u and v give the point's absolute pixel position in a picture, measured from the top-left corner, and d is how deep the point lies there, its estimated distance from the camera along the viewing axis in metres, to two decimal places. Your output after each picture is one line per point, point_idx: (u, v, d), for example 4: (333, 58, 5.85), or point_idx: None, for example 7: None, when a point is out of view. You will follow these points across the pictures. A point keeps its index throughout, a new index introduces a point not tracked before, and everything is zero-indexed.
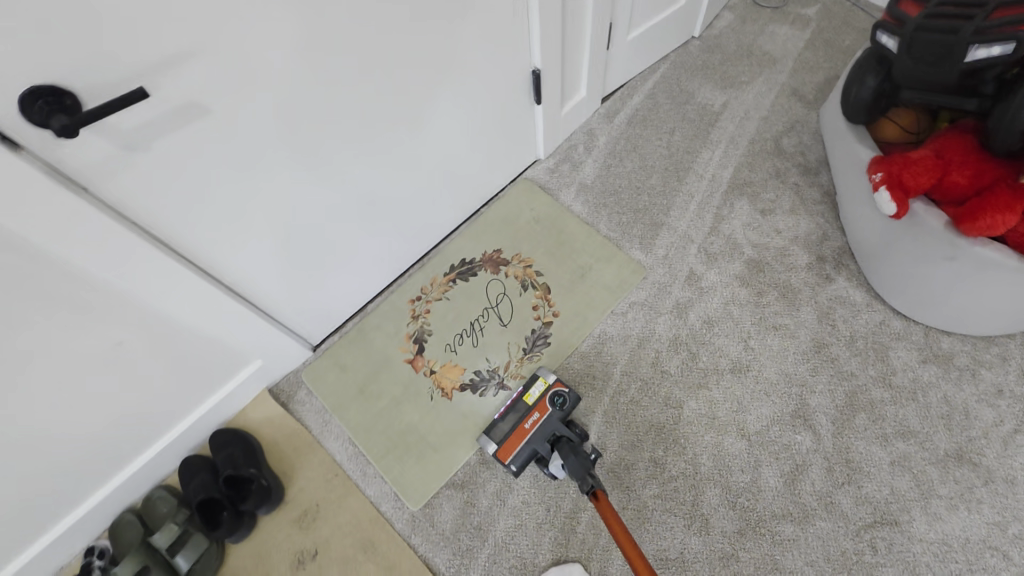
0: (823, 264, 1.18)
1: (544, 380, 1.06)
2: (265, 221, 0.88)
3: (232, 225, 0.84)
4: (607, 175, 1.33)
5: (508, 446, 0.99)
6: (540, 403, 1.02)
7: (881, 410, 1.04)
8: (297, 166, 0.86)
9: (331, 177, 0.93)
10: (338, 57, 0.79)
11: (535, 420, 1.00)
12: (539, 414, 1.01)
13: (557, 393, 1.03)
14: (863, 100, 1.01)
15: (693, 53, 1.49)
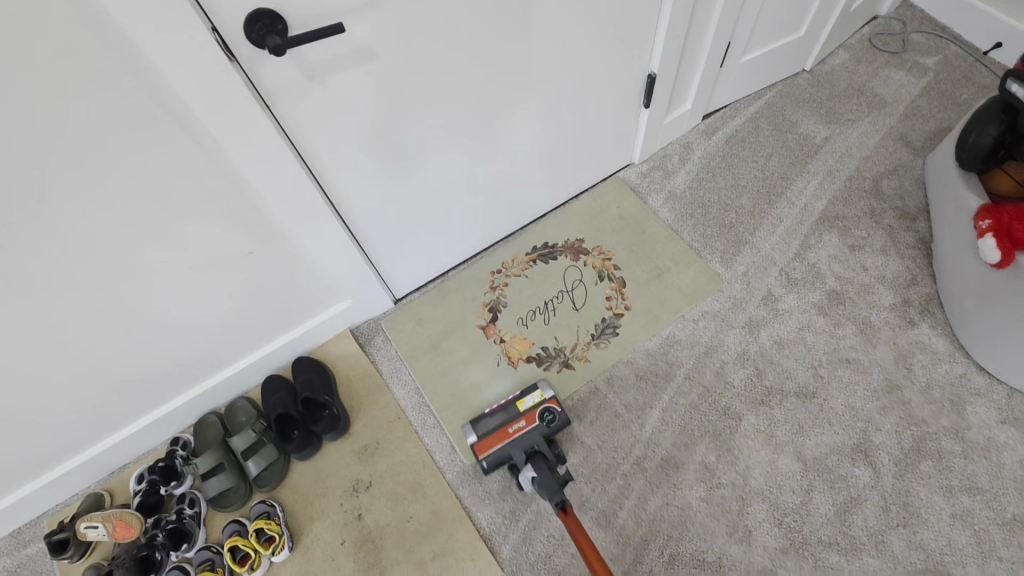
0: (907, 308, 1.17)
1: (540, 392, 1.07)
2: (390, 169, 0.97)
3: (365, 169, 0.93)
4: (697, 187, 1.36)
5: (488, 442, 1.00)
6: (528, 411, 1.04)
7: (948, 462, 1.02)
8: (429, 124, 0.94)
9: (454, 140, 1.01)
10: (490, 30, 0.87)
11: (519, 429, 1.01)
12: (525, 423, 1.02)
13: (547, 405, 1.03)
14: (981, 148, 1.01)
15: (801, 85, 1.50)
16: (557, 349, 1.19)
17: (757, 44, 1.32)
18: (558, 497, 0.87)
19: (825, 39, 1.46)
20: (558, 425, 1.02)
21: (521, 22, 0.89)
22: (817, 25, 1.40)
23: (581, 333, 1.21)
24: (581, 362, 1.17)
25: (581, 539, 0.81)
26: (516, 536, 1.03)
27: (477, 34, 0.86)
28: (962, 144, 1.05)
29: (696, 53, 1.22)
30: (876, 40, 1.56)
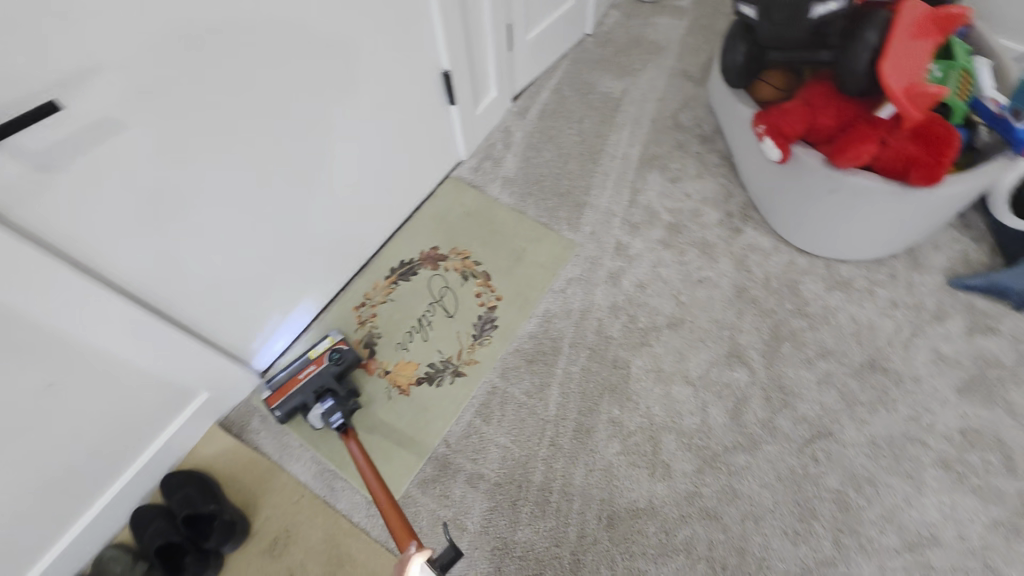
0: (731, 219, 1.30)
1: (330, 338, 1.14)
2: (195, 242, 0.87)
3: (163, 249, 0.83)
4: (528, 166, 1.40)
5: (280, 395, 1.07)
6: (319, 358, 1.11)
7: (802, 338, 1.15)
8: (219, 180, 0.85)
9: (261, 193, 0.93)
10: (253, 67, 0.80)
11: (309, 371, 1.09)
12: (315, 366, 1.10)
13: (336, 349, 1.12)
14: (738, 65, 1.14)
15: (589, 49, 1.61)
16: (444, 362, 1.17)
17: (537, 20, 1.38)
18: (337, 421, 1.02)
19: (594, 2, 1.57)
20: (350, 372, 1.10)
21: (284, 52, 0.84)
22: None
23: (463, 337, 1.20)
24: (471, 365, 1.16)
25: (358, 454, 0.93)
26: (462, 564, 0.99)
27: (235, 72, 0.78)
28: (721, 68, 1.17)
29: (482, 41, 1.24)
30: None
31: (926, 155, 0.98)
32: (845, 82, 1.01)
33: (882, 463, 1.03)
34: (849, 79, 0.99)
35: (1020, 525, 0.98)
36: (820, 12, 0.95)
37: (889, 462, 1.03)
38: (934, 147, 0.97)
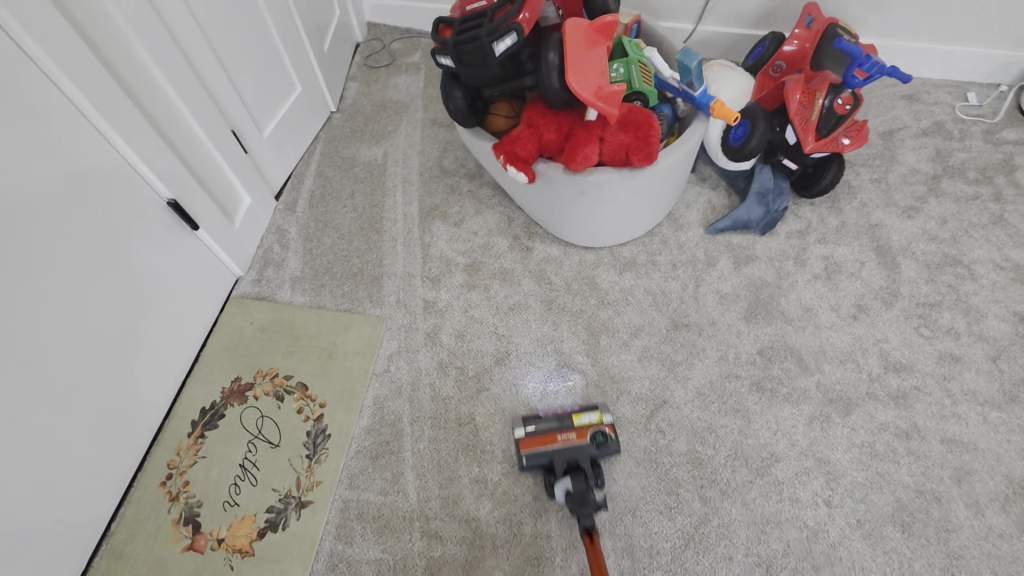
0: (520, 241, 1.36)
1: (597, 413, 1.07)
2: None
3: None
4: (312, 258, 1.34)
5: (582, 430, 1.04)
6: (583, 431, 1.04)
7: (614, 326, 1.23)
8: None
9: None
10: None
11: (569, 441, 1.03)
12: (576, 435, 1.03)
13: (602, 431, 1.04)
14: (462, 108, 1.19)
15: (339, 124, 1.60)
16: (284, 499, 1.03)
17: (266, 115, 1.33)
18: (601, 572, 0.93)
19: (326, 80, 1.57)
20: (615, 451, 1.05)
21: None
22: (308, 73, 1.48)
23: (296, 462, 1.07)
24: (315, 489, 1.04)
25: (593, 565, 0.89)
26: None
27: None
28: (450, 113, 1.22)
29: (206, 157, 1.15)
30: (370, 61, 1.76)
31: (636, 140, 1.11)
32: (552, 99, 1.11)
33: (714, 409, 1.12)
34: (552, 96, 1.09)
35: (828, 412, 1.12)
36: (501, 49, 1.03)
37: (718, 405, 1.13)
38: (640, 132, 1.11)
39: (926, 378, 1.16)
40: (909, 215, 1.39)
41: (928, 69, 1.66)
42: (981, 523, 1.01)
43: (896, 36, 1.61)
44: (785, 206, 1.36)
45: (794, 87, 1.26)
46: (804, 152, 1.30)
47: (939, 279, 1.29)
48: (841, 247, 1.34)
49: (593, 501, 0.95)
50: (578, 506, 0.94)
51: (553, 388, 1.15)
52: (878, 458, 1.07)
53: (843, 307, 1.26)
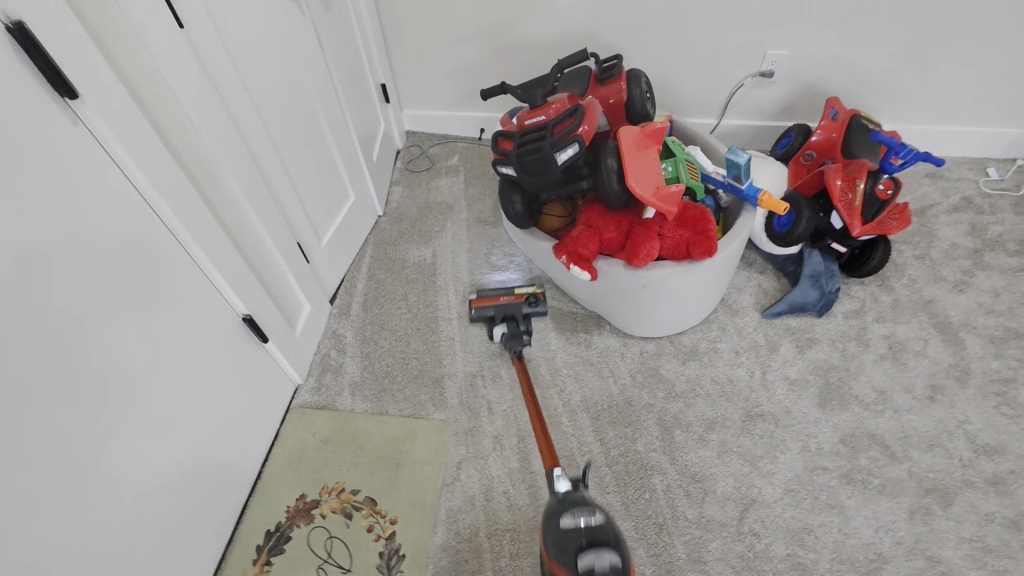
0: (577, 334, 1.36)
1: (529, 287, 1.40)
2: None
3: None
4: (370, 362, 1.33)
5: (486, 302, 1.36)
6: (519, 295, 1.36)
7: (686, 419, 1.20)
8: None
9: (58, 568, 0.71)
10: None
11: (508, 300, 1.36)
12: (515, 297, 1.36)
13: (534, 296, 1.37)
14: (521, 213, 1.25)
15: (386, 227, 1.66)
16: None
17: (326, 225, 1.39)
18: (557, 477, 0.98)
19: (375, 187, 1.65)
20: (543, 310, 1.36)
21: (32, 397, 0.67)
22: (360, 183, 1.56)
23: None
24: None
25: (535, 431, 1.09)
26: None
27: None
28: (507, 217, 1.27)
29: (276, 268, 1.18)
30: (412, 166, 1.85)
31: (695, 235, 1.16)
32: (611, 201, 1.16)
33: (806, 506, 1.07)
34: (612, 198, 1.15)
35: (927, 504, 1.06)
36: (563, 159, 1.09)
37: (809, 501, 1.07)
38: (698, 228, 1.16)
39: (1021, 461, 1.11)
40: (961, 289, 1.41)
41: (942, 149, 1.75)
42: None
43: (910, 120, 1.70)
44: (838, 285, 1.37)
45: (835, 173, 1.32)
46: (852, 236, 1.34)
47: (1008, 353, 1.28)
48: (900, 325, 1.34)
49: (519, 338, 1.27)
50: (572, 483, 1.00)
51: (506, 280, 1.48)
52: (993, 552, 1.01)
53: (917, 387, 1.23)
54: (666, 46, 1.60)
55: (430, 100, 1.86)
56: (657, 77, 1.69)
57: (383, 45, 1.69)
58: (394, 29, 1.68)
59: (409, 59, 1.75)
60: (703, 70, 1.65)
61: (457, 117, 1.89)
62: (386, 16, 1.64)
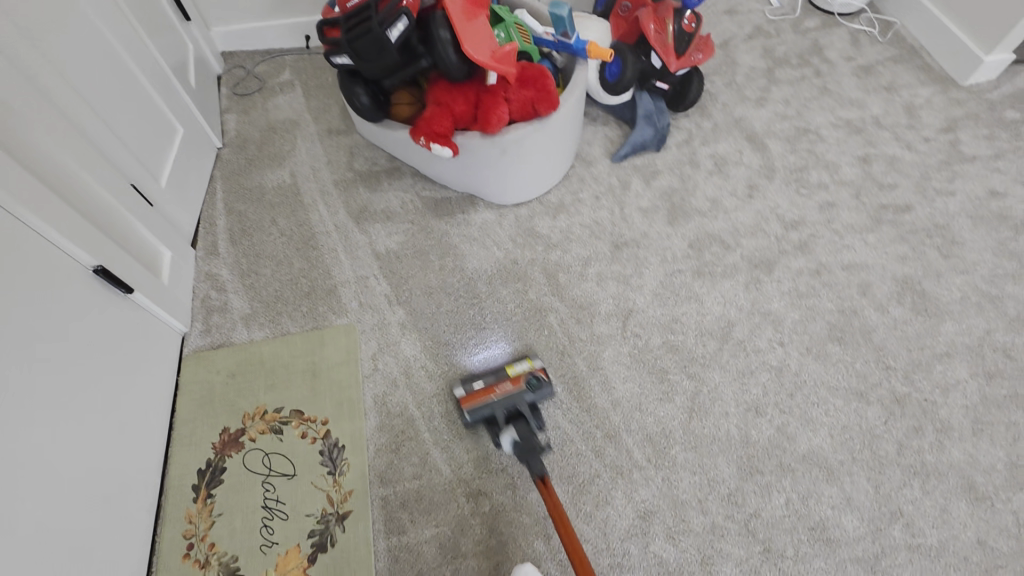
0: (456, 216, 1.42)
1: (528, 362, 1.15)
2: None
3: None
4: (256, 293, 1.30)
5: (474, 398, 1.08)
6: (518, 378, 1.11)
7: (566, 264, 1.34)
8: None
9: None
10: None
11: (503, 390, 1.09)
12: (513, 384, 1.10)
13: (534, 374, 1.12)
14: (369, 105, 1.22)
15: (230, 158, 1.54)
16: (322, 518, 1.03)
17: (160, 164, 1.27)
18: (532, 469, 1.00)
19: (204, 117, 1.50)
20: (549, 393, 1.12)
21: None
22: (185, 114, 1.41)
23: (320, 482, 1.06)
24: (350, 498, 1.05)
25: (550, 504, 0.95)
26: None
27: None
28: (356, 112, 1.24)
29: (115, 215, 1.08)
30: (239, 89, 1.69)
31: (537, 93, 1.22)
32: (454, 74, 1.18)
33: (671, 302, 1.28)
34: (454, 70, 1.16)
35: (757, 274, 1.33)
36: (395, 36, 1.07)
37: (673, 298, 1.29)
38: (538, 85, 1.22)
39: (816, 226, 1.41)
40: (761, 104, 1.65)
41: None
42: (888, 316, 1.27)
43: None
44: (668, 120, 1.55)
45: (648, 18, 1.44)
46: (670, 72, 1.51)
47: (799, 147, 1.56)
48: (721, 144, 1.57)
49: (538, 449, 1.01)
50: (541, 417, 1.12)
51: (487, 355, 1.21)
52: (804, 296, 1.30)
53: (739, 190, 1.48)
54: None
55: (238, 10, 1.67)
56: None
57: None
58: None
59: None
60: None
61: (275, 26, 1.73)
62: None
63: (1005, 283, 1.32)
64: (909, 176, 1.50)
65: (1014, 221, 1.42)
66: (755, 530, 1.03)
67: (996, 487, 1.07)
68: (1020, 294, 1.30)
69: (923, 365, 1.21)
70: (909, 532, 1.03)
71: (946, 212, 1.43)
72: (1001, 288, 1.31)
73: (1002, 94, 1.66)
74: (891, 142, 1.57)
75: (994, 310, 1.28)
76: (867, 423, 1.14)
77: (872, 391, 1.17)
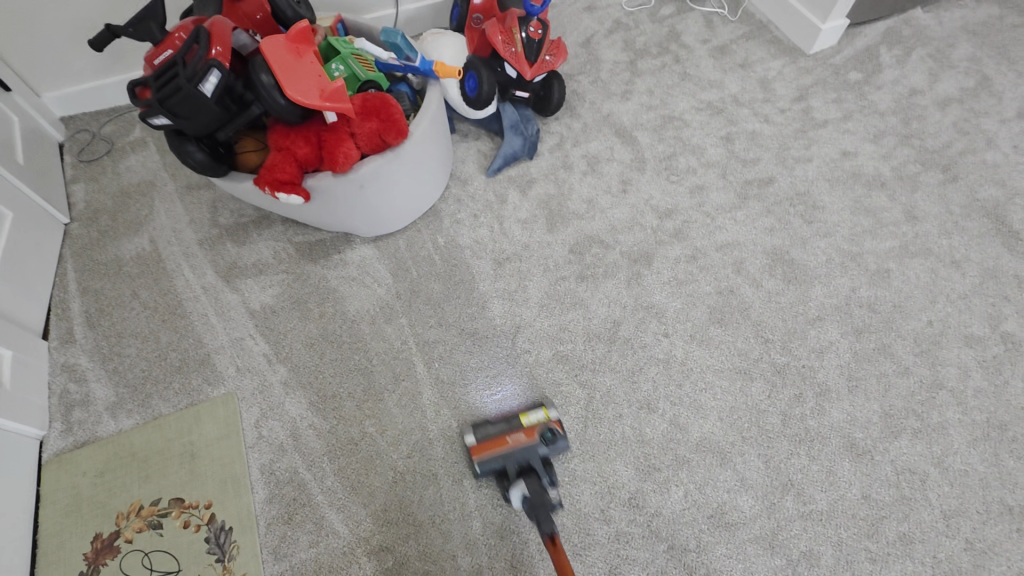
0: (331, 258, 1.37)
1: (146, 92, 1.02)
2: None
3: None
4: (121, 377, 1.20)
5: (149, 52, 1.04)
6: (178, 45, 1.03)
7: (450, 291, 1.31)
8: None
9: None
10: None
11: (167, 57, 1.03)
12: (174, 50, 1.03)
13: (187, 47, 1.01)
14: (205, 162, 1.15)
15: (80, 232, 1.42)
16: None
17: None
18: None
19: (42, 194, 1.38)
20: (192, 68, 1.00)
21: None
22: (14, 195, 1.28)
23: (209, 572, 1.00)
24: None
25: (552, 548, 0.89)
26: None
27: None
28: (193, 170, 1.16)
29: None
30: (85, 155, 1.56)
31: (383, 123, 1.18)
32: (288, 117, 1.13)
33: (557, 313, 1.28)
34: (286, 113, 1.12)
35: (637, 269, 1.34)
36: (210, 89, 1.02)
37: (560, 307, 1.29)
38: (382, 115, 1.18)
39: (689, 212, 1.44)
40: (627, 98, 1.68)
41: None
42: (762, 290, 1.32)
43: None
44: (536, 128, 1.57)
45: (495, 31, 1.43)
46: (527, 80, 1.51)
47: (667, 135, 1.59)
48: (592, 143, 1.58)
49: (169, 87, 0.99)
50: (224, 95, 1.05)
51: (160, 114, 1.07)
52: (683, 283, 1.33)
53: (613, 187, 1.49)
54: None
55: (68, 71, 1.54)
56: None
57: None
58: None
59: (8, 31, 1.40)
60: None
61: (114, 82, 1.61)
62: None
63: (864, 239, 1.40)
64: (770, 149, 1.56)
65: (866, 178, 1.51)
66: (659, 529, 1.05)
67: (873, 440, 1.13)
68: (877, 249, 1.38)
69: (798, 333, 1.26)
70: (800, 501, 1.07)
71: (806, 179, 1.50)
72: (861, 245, 1.39)
73: (844, 58, 1.76)
74: (750, 118, 1.63)
75: (856, 267, 1.35)
76: (753, 400, 1.17)
77: (754, 367, 1.21)
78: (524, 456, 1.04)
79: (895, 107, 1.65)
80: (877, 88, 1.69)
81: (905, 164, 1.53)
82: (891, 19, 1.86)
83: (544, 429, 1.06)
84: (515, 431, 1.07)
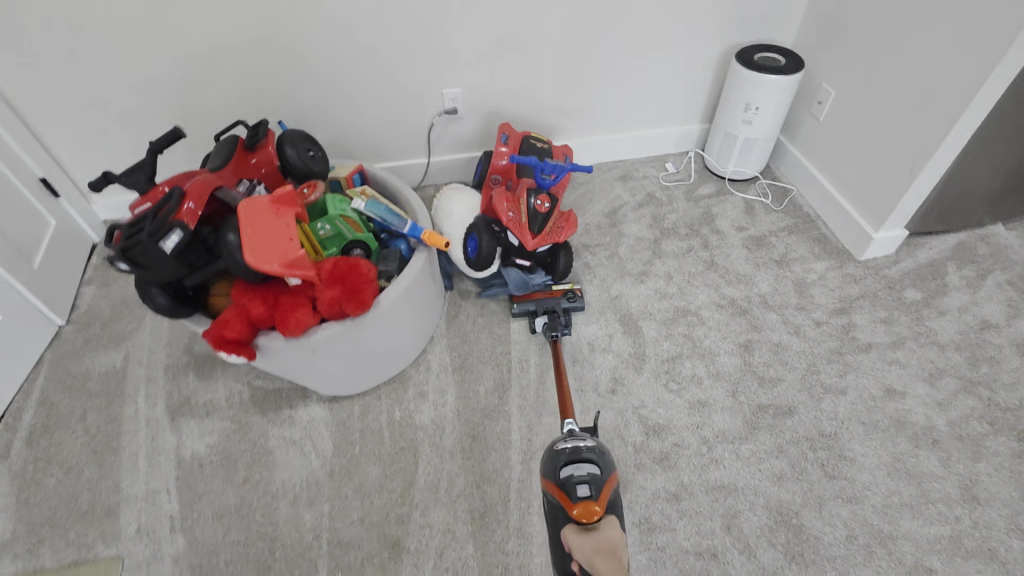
0: (280, 413, 1.28)
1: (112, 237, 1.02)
2: None
3: None
4: (27, 512, 1.14)
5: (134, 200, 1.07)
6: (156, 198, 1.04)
7: (387, 481, 1.17)
8: None
9: None
10: None
11: (144, 207, 1.05)
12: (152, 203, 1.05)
13: (161, 203, 1.02)
14: (165, 306, 1.12)
15: (69, 336, 1.45)
16: None
17: None
18: (581, 490, 0.94)
19: (46, 297, 1.43)
20: (155, 223, 0.99)
21: None
22: (13, 300, 1.34)
23: None
24: None
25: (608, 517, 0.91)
26: None
27: None
28: (155, 311, 1.14)
29: None
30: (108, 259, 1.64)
31: (346, 292, 1.12)
32: (249, 276, 1.09)
33: (497, 540, 1.09)
34: (247, 274, 1.08)
35: None
36: (170, 247, 1.00)
37: (500, 530, 1.10)
38: (348, 284, 1.12)
39: (683, 433, 1.24)
40: (641, 281, 1.55)
41: (613, 154, 1.94)
42: (755, 564, 1.05)
43: (582, 134, 1.88)
44: (543, 278, 1.49)
45: (500, 198, 1.39)
46: (530, 249, 1.41)
47: (676, 331, 1.43)
48: (591, 327, 1.44)
49: (126, 240, 0.97)
50: (179, 254, 1.02)
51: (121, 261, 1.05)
52: (656, 530, 1.10)
53: (602, 384, 1.33)
54: (348, 95, 1.61)
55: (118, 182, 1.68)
56: (354, 125, 1.68)
57: (24, 135, 1.48)
58: (38, 115, 1.48)
59: (72, 144, 1.56)
60: (393, 111, 1.68)
61: None
62: (22, 104, 1.45)
63: (901, 517, 1.11)
64: (795, 369, 1.35)
65: (913, 429, 1.24)
66: None
67: None
68: (918, 534, 1.09)
69: None
70: None
71: (835, 416, 1.26)
72: (895, 524, 1.10)
73: (901, 272, 1.55)
74: (778, 326, 1.43)
75: (887, 557, 1.06)
76: None
77: None
78: (548, 304, 1.41)
79: (959, 342, 1.39)
80: (939, 315, 1.45)
81: (967, 420, 1.25)
82: (964, 233, 1.65)
83: (568, 291, 1.43)
84: (544, 291, 1.45)
